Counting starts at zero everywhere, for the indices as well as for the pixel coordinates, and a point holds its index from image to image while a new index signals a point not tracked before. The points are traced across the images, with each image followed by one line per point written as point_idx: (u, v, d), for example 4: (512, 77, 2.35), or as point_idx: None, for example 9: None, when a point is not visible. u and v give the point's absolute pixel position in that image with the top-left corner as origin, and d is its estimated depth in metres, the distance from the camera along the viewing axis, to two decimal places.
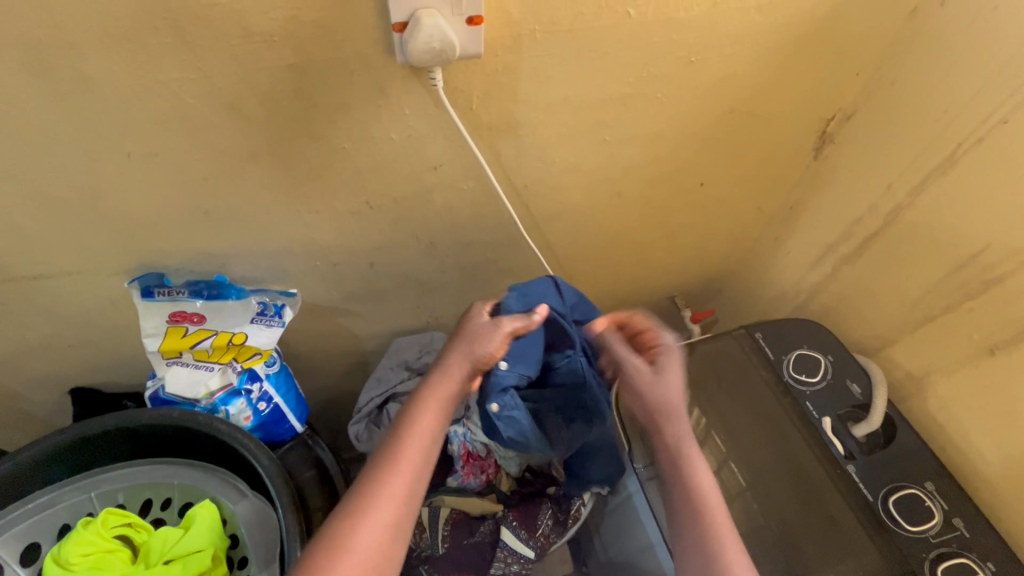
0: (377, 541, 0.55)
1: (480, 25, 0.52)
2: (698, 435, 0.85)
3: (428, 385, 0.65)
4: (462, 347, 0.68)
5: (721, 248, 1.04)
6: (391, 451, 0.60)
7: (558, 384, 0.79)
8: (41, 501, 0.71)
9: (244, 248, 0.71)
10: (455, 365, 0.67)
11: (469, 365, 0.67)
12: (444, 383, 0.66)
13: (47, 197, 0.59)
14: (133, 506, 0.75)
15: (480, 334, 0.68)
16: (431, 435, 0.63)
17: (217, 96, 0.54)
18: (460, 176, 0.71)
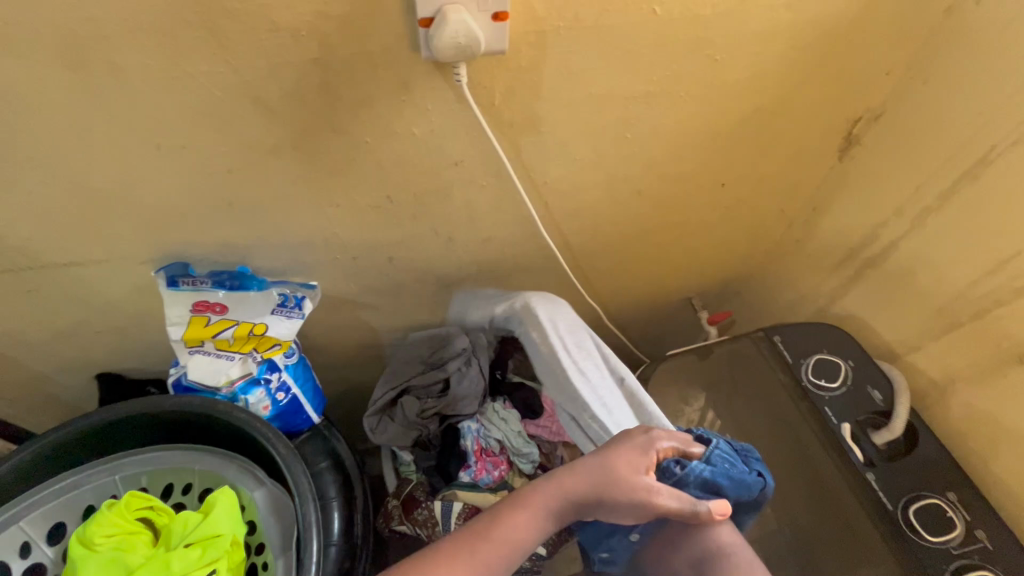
0: None
1: (505, 21, 0.52)
2: None
3: (554, 479, 0.63)
4: (610, 471, 0.61)
5: (741, 250, 1.03)
6: (495, 518, 0.61)
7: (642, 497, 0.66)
8: (66, 483, 0.73)
9: (267, 240, 0.72)
10: (596, 488, 0.61)
11: (595, 479, 0.61)
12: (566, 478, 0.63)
13: (79, 186, 0.60)
14: (155, 489, 0.77)
15: (631, 466, 0.61)
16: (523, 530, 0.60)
17: (244, 90, 0.54)
18: (480, 172, 0.71)
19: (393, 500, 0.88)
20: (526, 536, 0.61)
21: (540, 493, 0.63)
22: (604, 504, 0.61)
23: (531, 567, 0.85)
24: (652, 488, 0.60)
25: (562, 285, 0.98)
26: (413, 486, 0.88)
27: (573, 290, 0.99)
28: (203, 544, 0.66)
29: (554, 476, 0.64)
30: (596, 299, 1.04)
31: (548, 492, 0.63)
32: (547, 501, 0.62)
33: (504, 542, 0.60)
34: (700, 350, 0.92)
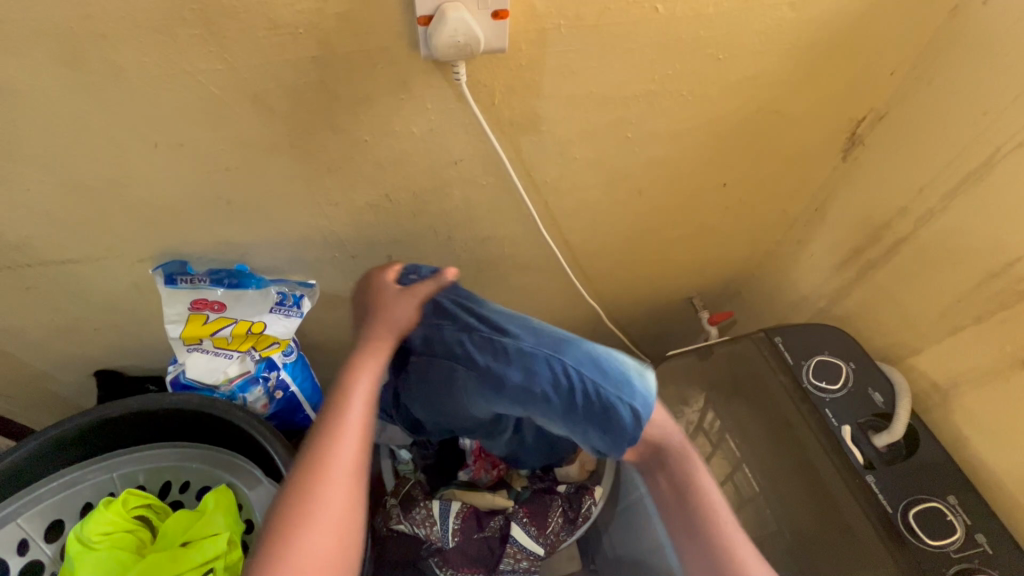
0: (343, 502, 0.52)
1: (505, 19, 0.51)
2: (711, 438, 0.90)
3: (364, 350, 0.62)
4: (387, 312, 0.65)
5: (741, 249, 1.02)
6: (331, 415, 0.57)
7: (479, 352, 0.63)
8: (64, 480, 0.73)
9: (265, 239, 0.72)
10: (393, 330, 0.65)
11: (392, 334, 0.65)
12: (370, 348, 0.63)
13: (76, 184, 0.60)
14: (153, 487, 0.78)
15: (388, 298, 0.67)
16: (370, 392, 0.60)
17: (242, 88, 0.54)
18: (479, 171, 0.71)
19: (392, 498, 0.87)
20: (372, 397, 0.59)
21: (355, 365, 0.61)
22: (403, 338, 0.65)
23: (528, 568, 0.83)
24: (403, 298, 0.66)
25: (561, 283, 0.98)
26: (411, 485, 0.88)
27: (572, 288, 0.99)
28: (198, 544, 0.66)
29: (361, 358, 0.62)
30: (595, 298, 1.04)
31: (367, 358, 0.62)
32: (371, 363, 0.61)
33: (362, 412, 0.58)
34: (700, 351, 0.95)
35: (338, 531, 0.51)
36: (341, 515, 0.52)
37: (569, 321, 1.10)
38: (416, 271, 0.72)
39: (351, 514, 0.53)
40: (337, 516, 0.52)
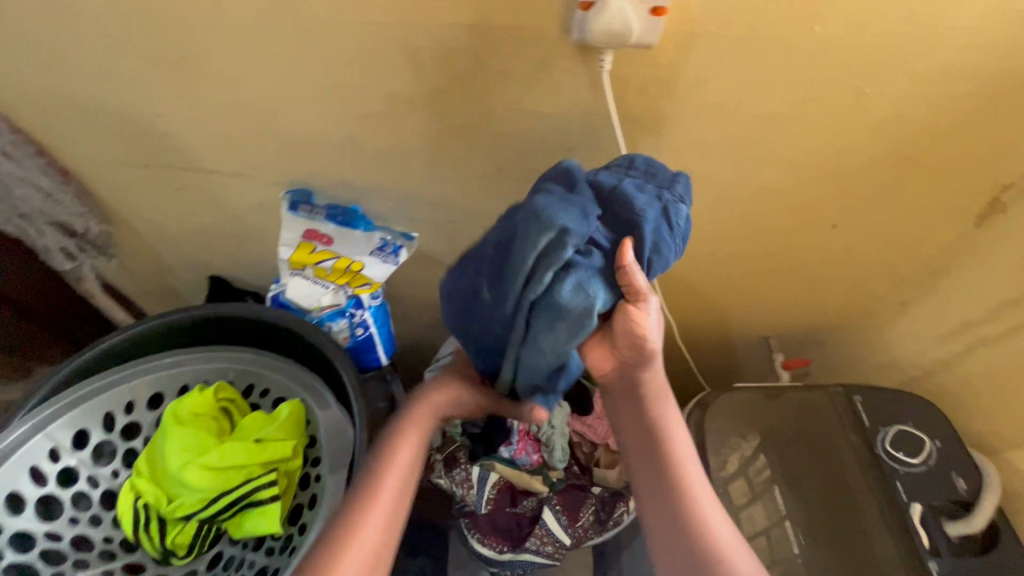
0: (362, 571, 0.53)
1: (661, 16, 0.51)
2: (751, 486, 0.85)
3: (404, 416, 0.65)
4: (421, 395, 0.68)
5: (836, 298, 0.97)
6: (372, 478, 0.59)
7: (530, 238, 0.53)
8: (171, 359, 0.80)
9: (384, 188, 0.78)
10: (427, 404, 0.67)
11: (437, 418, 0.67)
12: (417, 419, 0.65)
13: (238, 104, 0.67)
14: (239, 386, 0.84)
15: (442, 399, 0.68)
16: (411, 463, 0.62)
17: (403, 42, 0.59)
18: (593, 162, 0.73)
19: (436, 453, 0.88)
20: (410, 465, 0.61)
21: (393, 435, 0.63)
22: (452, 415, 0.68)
23: (552, 553, 0.85)
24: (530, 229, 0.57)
25: None
26: (455, 445, 0.89)
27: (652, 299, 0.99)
28: (267, 444, 0.73)
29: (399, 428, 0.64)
30: (672, 314, 1.03)
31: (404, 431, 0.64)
32: (406, 441, 0.62)
33: (396, 477, 0.59)
34: (770, 391, 0.93)
35: None
36: None
37: None
38: (670, 226, 0.57)
39: None
40: None
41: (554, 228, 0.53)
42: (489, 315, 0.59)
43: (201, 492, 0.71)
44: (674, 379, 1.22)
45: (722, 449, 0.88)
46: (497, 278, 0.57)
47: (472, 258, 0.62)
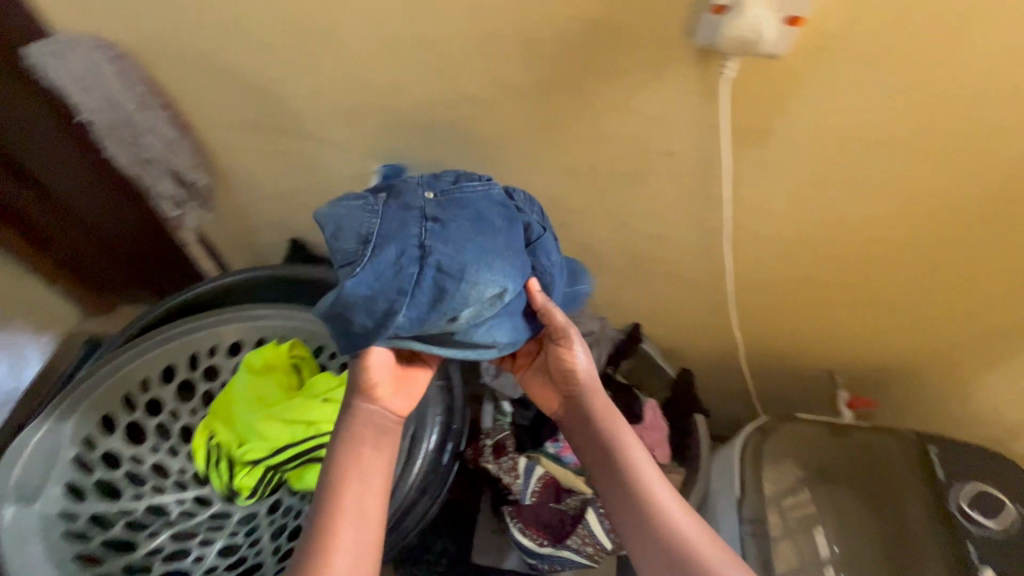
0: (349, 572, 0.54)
1: (796, 27, 0.50)
2: (785, 522, 0.83)
3: (343, 436, 0.61)
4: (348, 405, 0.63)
5: (919, 339, 0.92)
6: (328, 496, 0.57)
7: (444, 263, 0.51)
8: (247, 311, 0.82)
9: (473, 173, 0.79)
10: (370, 409, 0.62)
11: (379, 431, 0.62)
12: (358, 434, 0.61)
13: (352, 78, 0.69)
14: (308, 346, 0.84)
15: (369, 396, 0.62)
16: (367, 475, 0.60)
17: (523, 31, 0.59)
18: (688, 170, 0.72)
19: (486, 439, 0.91)
20: (369, 476, 0.60)
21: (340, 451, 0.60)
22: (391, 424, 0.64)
23: (592, 556, 0.83)
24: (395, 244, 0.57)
25: (711, 308, 0.96)
26: (505, 434, 0.91)
27: (720, 315, 0.97)
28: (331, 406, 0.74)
29: (339, 446, 0.61)
30: (737, 334, 1.01)
31: (344, 445, 0.60)
32: (353, 457, 0.60)
33: (354, 492, 0.58)
34: (836, 427, 0.90)
35: None
36: None
37: (696, 347, 1.08)
38: (563, 277, 0.63)
39: None
40: None
41: (476, 257, 0.52)
42: (394, 297, 0.52)
43: (271, 441, 0.74)
44: (727, 401, 1.19)
45: (777, 477, 0.87)
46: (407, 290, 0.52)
47: (391, 215, 0.53)
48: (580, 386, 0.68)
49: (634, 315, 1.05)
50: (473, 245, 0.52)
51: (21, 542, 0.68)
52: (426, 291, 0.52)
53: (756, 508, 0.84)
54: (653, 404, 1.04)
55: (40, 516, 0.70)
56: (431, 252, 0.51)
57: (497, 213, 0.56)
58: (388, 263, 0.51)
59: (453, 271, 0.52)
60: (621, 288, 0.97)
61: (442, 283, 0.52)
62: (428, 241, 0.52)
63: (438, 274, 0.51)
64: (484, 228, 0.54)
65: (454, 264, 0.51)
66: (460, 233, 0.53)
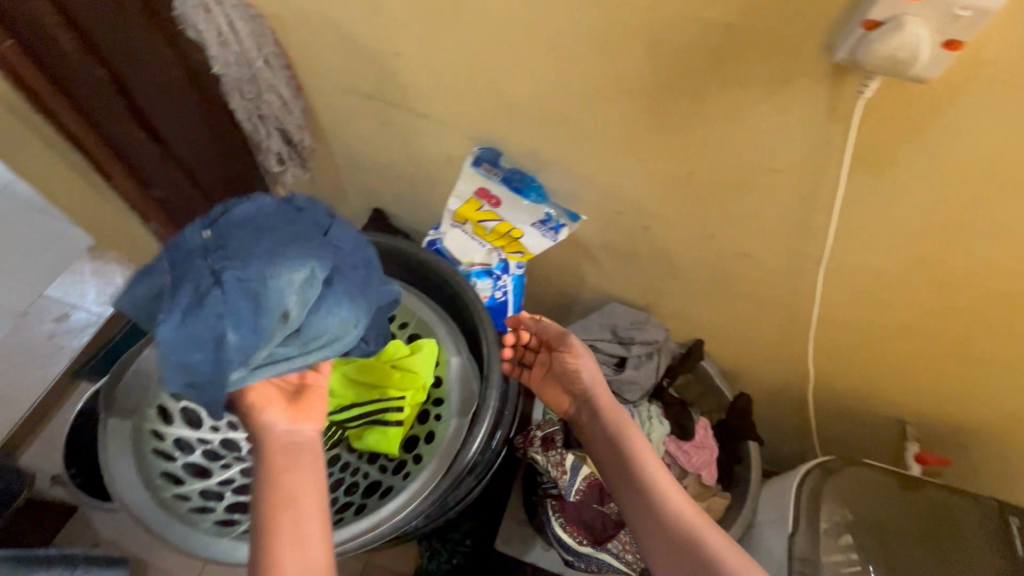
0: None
1: (954, 51, 0.46)
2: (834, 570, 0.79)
3: (265, 463, 0.59)
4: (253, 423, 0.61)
5: (1011, 402, 0.86)
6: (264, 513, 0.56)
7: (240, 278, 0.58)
8: None
9: (566, 166, 0.80)
10: (280, 430, 0.61)
11: (297, 459, 0.60)
12: (279, 458, 0.59)
13: (467, 59, 0.71)
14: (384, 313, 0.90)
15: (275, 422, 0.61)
16: (300, 490, 0.58)
17: (650, 29, 0.59)
18: (792, 190, 0.69)
19: (536, 430, 0.89)
20: (300, 492, 0.57)
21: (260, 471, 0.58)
22: (309, 450, 0.61)
23: (631, 563, 0.84)
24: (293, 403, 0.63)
25: (785, 335, 0.93)
26: (556, 428, 0.89)
27: (793, 343, 0.94)
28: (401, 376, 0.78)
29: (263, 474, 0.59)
30: (807, 366, 0.97)
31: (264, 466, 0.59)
32: (277, 476, 0.58)
33: (288, 512, 0.56)
34: (908, 480, 0.87)
35: None
36: None
37: (759, 373, 1.04)
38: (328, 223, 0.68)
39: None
40: None
41: (243, 251, 0.60)
42: (217, 322, 0.57)
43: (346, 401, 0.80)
44: (781, 432, 1.15)
45: (835, 519, 0.84)
46: (244, 321, 0.58)
47: (174, 260, 0.60)
48: (586, 386, 0.76)
49: (699, 330, 1.03)
50: (250, 245, 0.61)
51: (118, 451, 0.73)
52: (228, 302, 0.58)
53: (808, 547, 0.81)
54: (706, 422, 1.03)
55: (136, 430, 0.75)
56: (222, 271, 0.58)
57: (279, 217, 0.65)
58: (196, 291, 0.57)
59: (250, 277, 0.59)
60: (693, 301, 0.96)
61: (240, 293, 0.58)
62: (220, 265, 0.59)
63: (238, 285, 0.58)
64: (257, 232, 0.61)
65: (228, 266, 0.59)
66: (223, 243, 0.60)
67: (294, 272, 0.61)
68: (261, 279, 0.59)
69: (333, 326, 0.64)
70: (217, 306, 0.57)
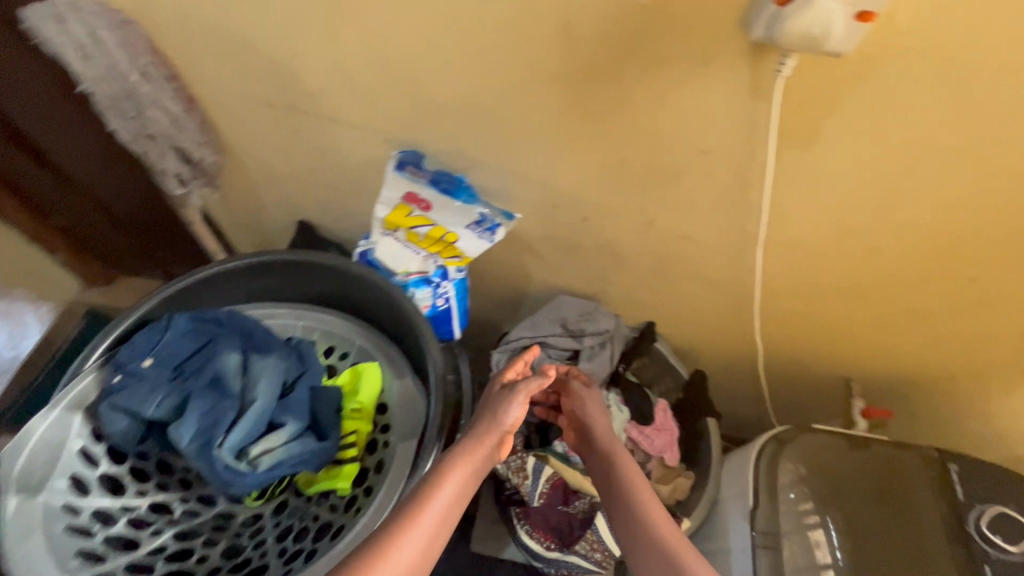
0: (442, 517, 0.60)
1: (865, 23, 0.45)
2: (791, 537, 0.82)
3: (489, 421, 0.67)
4: (492, 414, 0.68)
5: (945, 353, 0.90)
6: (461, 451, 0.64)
7: (202, 350, 0.72)
8: (261, 311, 0.84)
9: (496, 162, 0.75)
10: (500, 429, 0.67)
11: (497, 438, 0.66)
12: (495, 428, 0.67)
13: (373, 56, 0.65)
14: (320, 346, 0.85)
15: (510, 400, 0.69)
16: (486, 461, 0.65)
17: (561, 14, 0.55)
18: (724, 170, 0.68)
19: None
20: (459, 493, 0.62)
21: (458, 453, 0.63)
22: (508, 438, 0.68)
23: (600, 562, 0.82)
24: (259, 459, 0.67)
25: (732, 310, 0.93)
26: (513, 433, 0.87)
27: (742, 318, 0.94)
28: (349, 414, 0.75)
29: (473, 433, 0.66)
30: (756, 338, 0.98)
31: (464, 451, 0.64)
32: (461, 466, 0.63)
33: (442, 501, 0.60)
34: (855, 440, 0.90)
35: (430, 533, 0.58)
36: (435, 522, 0.59)
37: (711, 349, 1.05)
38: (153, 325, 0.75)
39: (440, 529, 0.59)
40: (432, 525, 0.58)
41: (171, 341, 0.71)
42: (201, 394, 0.68)
43: None
44: (737, 402, 1.17)
45: (789, 489, 0.87)
46: (221, 381, 0.69)
47: (113, 432, 0.67)
48: (589, 417, 0.77)
49: (649, 313, 1.02)
50: (169, 340, 0.71)
51: (21, 534, 0.62)
52: (210, 366, 0.70)
53: (768, 521, 0.83)
54: (665, 404, 1.03)
55: (43, 507, 0.64)
56: (169, 362, 0.70)
57: (154, 347, 0.70)
58: (178, 401, 0.68)
59: (213, 344, 0.72)
60: (640, 286, 0.94)
61: (213, 356, 0.71)
62: (151, 363, 0.69)
63: (206, 356, 0.71)
64: (169, 329, 0.72)
65: (173, 347, 0.70)
66: (147, 349, 0.70)
67: (233, 329, 0.75)
68: (225, 341, 0.73)
69: (264, 367, 0.71)
70: (199, 379, 0.69)
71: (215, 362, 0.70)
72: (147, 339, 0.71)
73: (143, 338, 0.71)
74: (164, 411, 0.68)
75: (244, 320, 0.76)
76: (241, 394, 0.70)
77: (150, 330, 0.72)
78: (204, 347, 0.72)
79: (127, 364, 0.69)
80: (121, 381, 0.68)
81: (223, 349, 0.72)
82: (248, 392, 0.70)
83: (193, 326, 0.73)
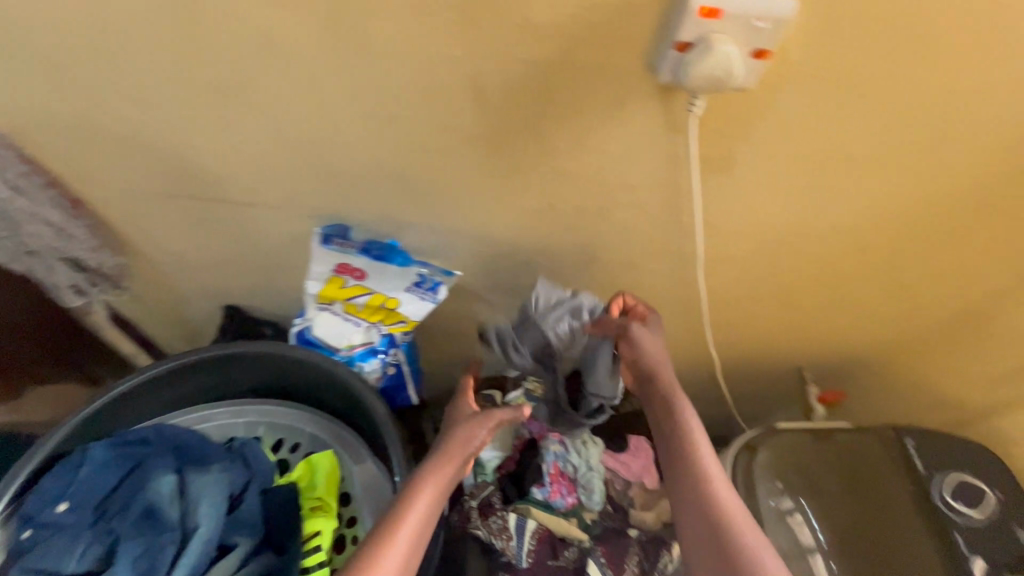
0: (423, 521, 0.57)
1: (762, 60, 0.48)
2: (783, 544, 0.82)
3: (454, 438, 0.66)
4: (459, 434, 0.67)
5: (880, 334, 0.95)
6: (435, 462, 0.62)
7: (129, 480, 0.64)
8: (196, 415, 0.77)
9: (427, 222, 0.73)
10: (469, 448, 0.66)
11: (463, 458, 0.65)
12: (461, 445, 0.65)
13: (278, 137, 0.61)
14: (268, 441, 0.79)
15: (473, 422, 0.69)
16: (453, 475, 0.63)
17: (470, 78, 0.54)
18: (653, 201, 0.68)
19: (471, 501, 0.84)
20: (428, 512, 0.58)
21: (426, 475, 0.60)
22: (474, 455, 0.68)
23: None
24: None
25: (683, 325, 0.95)
26: (491, 491, 0.85)
27: (694, 331, 0.96)
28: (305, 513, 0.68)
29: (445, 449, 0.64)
30: (710, 347, 1.00)
31: (433, 471, 0.61)
32: (431, 486, 0.60)
33: (413, 525, 0.56)
34: (818, 433, 0.92)
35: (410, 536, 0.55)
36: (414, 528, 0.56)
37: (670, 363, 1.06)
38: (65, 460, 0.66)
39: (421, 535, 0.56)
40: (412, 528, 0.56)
41: (90, 479, 0.63)
42: (132, 534, 0.61)
43: None
44: (703, 406, 1.19)
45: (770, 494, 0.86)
46: (155, 513, 0.62)
47: None
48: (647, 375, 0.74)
49: None
50: (86, 476, 0.63)
51: None
52: (139, 500, 0.62)
53: None
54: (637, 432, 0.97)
55: None
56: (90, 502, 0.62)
57: (66, 491, 0.62)
58: (106, 547, 0.61)
59: (140, 471, 0.64)
60: None
61: (142, 486, 0.63)
62: (68, 510, 0.61)
63: (135, 486, 0.63)
64: (86, 467, 0.63)
65: (93, 486, 0.63)
66: (59, 494, 0.62)
67: (162, 449, 0.67)
68: (156, 463, 0.65)
69: (205, 486, 0.64)
70: (128, 516, 0.61)
71: (145, 493, 0.63)
72: (57, 483, 0.62)
73: (52, 482, 0.62)
74: (89, 563, 0.60)
75: (175, 434, 0.69)
76: (180, 522, 0.62)
77: (60, 470, 0.63)
78: (130, 478, 0.64)
79: (35, 518, 0.60)
80: (32, 538, 0.60)
81: (154, 473, 0.64)
82: (188, 518, 0.63)
83: (113, 455, 0.65)
